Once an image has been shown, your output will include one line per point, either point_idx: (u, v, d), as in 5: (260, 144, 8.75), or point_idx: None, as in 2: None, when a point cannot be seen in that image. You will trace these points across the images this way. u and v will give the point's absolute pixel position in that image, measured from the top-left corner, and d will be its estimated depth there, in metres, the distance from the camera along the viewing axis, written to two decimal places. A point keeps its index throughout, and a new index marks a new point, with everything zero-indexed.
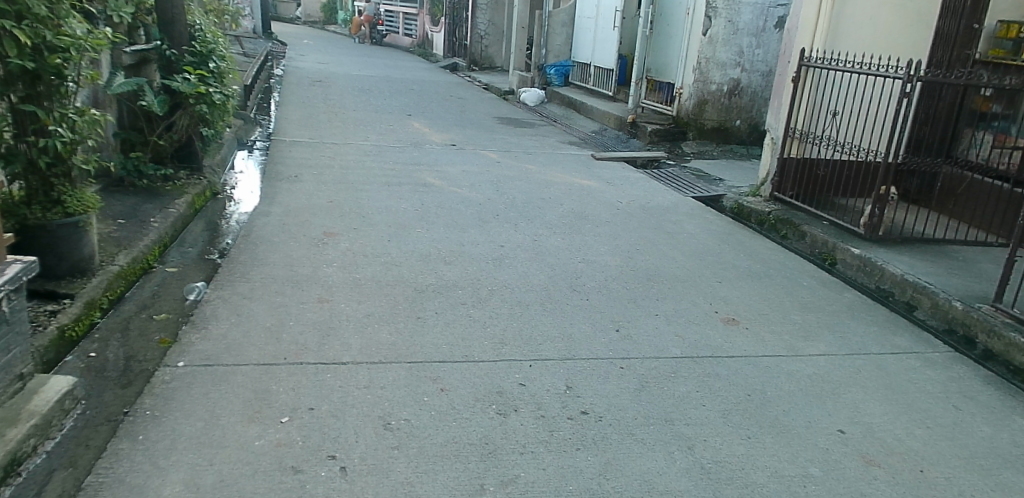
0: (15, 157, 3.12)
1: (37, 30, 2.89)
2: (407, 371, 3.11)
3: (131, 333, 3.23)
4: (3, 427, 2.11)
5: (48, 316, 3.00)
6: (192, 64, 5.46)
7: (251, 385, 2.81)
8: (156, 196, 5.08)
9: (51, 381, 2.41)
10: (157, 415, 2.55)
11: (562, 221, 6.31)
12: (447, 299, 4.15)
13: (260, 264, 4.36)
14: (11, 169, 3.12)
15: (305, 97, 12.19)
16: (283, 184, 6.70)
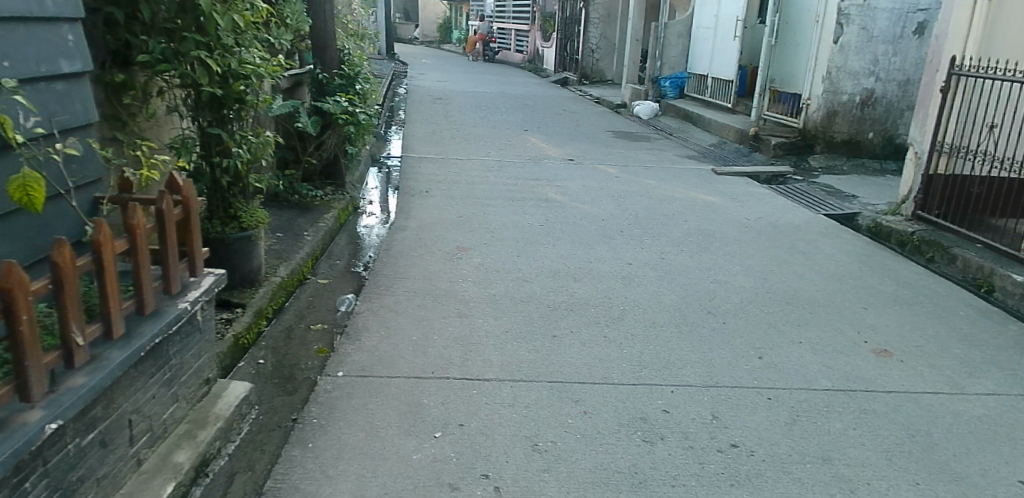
0: (202, 176, 3.55)
1: (225, 59, 3.35)
2: (549, 391, 3.12)
3: (292, 342, 3.56)
4: (195, 429, 2.46)
5: (226, 324, 3.37)
6: (342, 86, 5.82)
7: (404, 398, 3.00)
8: (308, 210, 5.44)
9: (231, 387, 2.76)
10: (323, 424, 2.82)
11: (688, 239, 6.11)
12: (581, 318, 4.10)
13: (401, 277, 4.55)
14: (202, 188, 3.56)
15: (429, 115, 12.59)
16: (414, 199, 6.95)
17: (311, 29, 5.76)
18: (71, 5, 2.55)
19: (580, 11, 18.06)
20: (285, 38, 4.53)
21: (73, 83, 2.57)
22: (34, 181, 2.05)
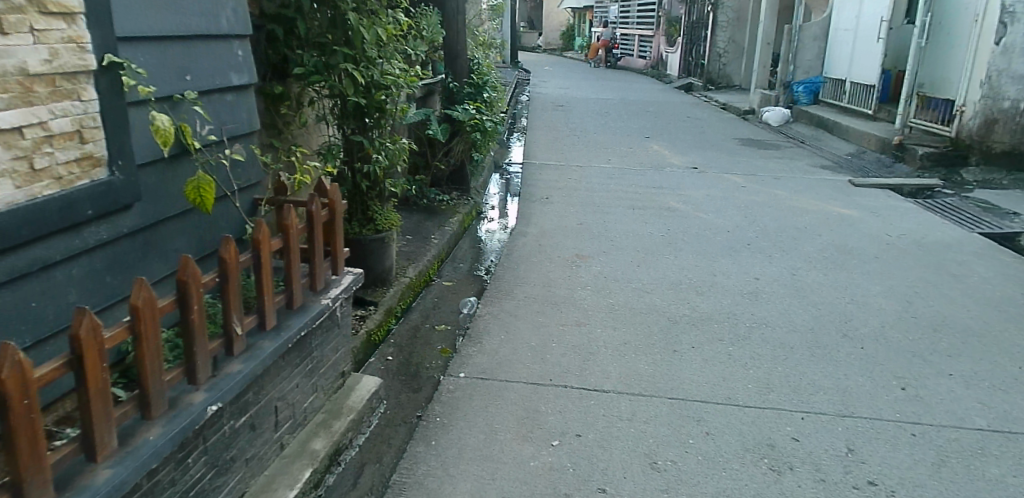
0: (345, 179, 3.92)
1: (368, 70, 3.59)
2: (669, 408, 3.06)
3: (418, 341, 3.75)
4: (330, 420, 2.65)
5: (360, 320, 3.61)
6: (470, 94, 6.06)
7: (523, 403, 3.07)
8: (434, 214, 5.66)
9: (362, 381, 2.97)
10: (445, 423, 2.95)
11: (821, 255, 5.76)
12: (703, 334, 3.97)
13: (521, 283, 4.63)
14: (344, 191, 3.95)
15: (551, 122, 12.68)
16: (535, 205, 7.02)
17: (444, 39, 6.01)
18: (240, 22, 2.84)
19: (706, 16, 17.51)
20: (421, 49, 4.71)
21: (239, 94, 2.88)
22: (205, 185, 2.31)
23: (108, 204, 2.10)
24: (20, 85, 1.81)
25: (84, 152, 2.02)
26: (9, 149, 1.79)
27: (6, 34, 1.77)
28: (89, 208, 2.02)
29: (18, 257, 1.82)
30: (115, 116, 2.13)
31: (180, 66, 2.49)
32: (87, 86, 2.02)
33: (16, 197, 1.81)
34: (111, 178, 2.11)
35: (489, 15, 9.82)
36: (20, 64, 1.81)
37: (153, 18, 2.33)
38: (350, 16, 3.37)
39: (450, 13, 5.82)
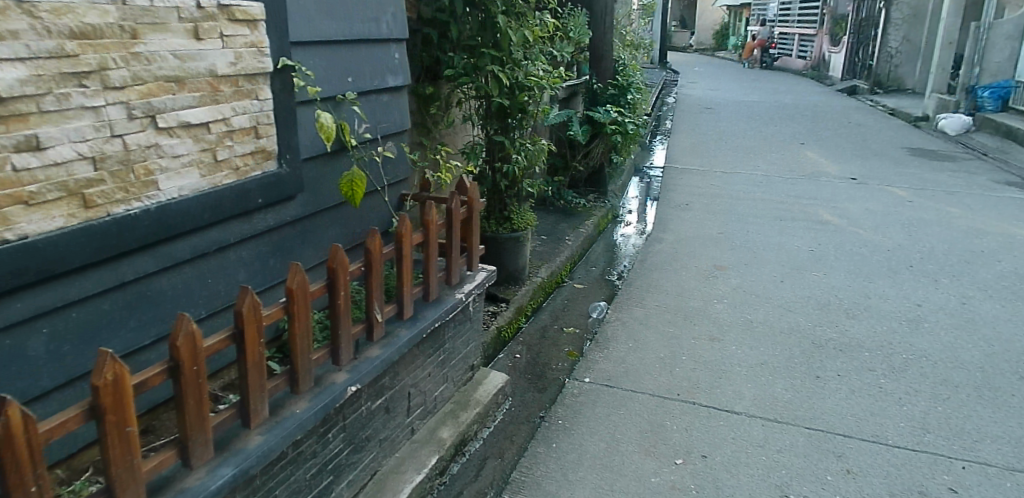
0: (485, 178, 4.09)
1: (513, 72, 3.76)
2: (807, 439, 2.88)
3: (546, 342, 3.81)
4: (458, 410, 2.84)
5: (492, 316, 3.78)
6: (613, 97, 6.01)
7: (647, 415, 3.04)
8: (570, 216, 5.71)
9: (490, 376, 3.13)
10: (567, 427, 2.97)
11: (1000, 283, 5.14)
12: (851, 361, 3.68)
13: (654, 292, 4.55)
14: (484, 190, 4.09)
15: (697, 125, 12.30)
16: (673, 211, 6.84)
17: (590, 41, 5.99)
18: (398, 27, 3.00)
19: (877, 13, 16.13)
20: (567, 50, 4.76)
21: (394, 95, 3.05)
22: (358, 179, 2.49)
23: (275, 194, 2.31)
24: (209, 86, 2.03)
25: (258, 147, 2.23)
26: (198, 142, 2.01)
27: (201, 40, 1.99)
28: (259, 198, 2.24)
29: (200, 239, 2.03)
30: (284, 114, 2.34)
31: (343, 68, 2.68)
32: (263, 87, 2.23)
33: (202, 185, 2.02)
34: (279, 171, 2.32)
35: (637, 15, 9.67)
36: (210, 67, 2.02)
37: (323, 25, 2.53)
38: (499, 20, 3.51)
39: (597, 15, 5.82)
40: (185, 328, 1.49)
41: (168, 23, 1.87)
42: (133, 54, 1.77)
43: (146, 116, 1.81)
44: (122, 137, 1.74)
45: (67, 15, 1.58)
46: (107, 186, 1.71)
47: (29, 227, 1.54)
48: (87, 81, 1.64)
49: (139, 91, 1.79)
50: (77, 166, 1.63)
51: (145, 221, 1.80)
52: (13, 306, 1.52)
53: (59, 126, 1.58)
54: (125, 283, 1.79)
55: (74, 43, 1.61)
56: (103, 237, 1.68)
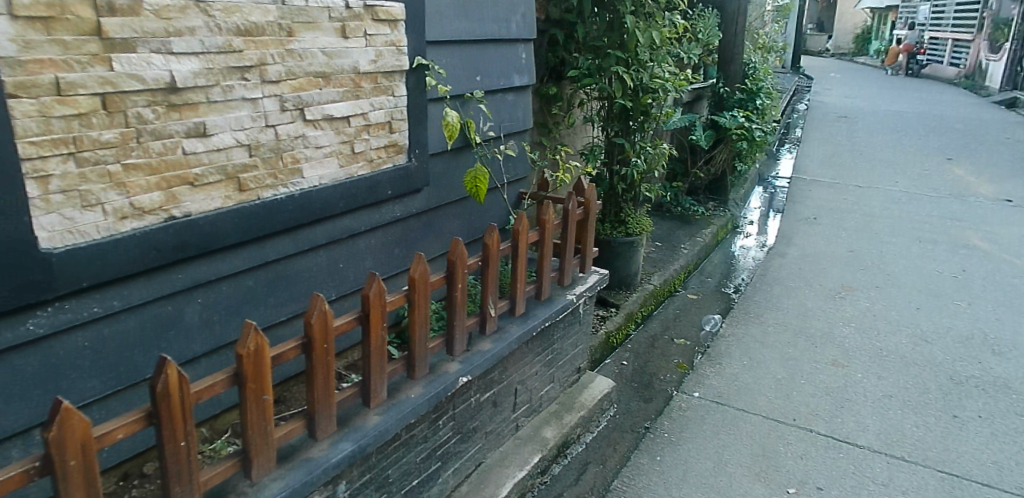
0: (603, 181, 4.11)
1: (637, 73, 3.74)
2: (938, 483, 2.66)
3: (655, 351, 3.74)
4: (563, 412, 2.85)
5: (601, 321, 3.76)
6: (740, 101, 5.84)
7: (759, 439, 2.92)
8: (687, 223, 5.58)
9: (597, 381, 3.12)
10: (674, 441, 2.91)
11: None
12: (995, 403, 3.35)
13: (774, 309, 4.36)
14: (600, 192, 4.11)
15: (830, 135, 11.60)
16: (799, 225, 6.49)
17: (720, 43, 5.82)
18: (527, 27, 3.05)
19: None
20: (693, 52, 4.68)
21: (518, 94, 3.11)
22: (481, 176, 2.55)
23: (403, 187, 2.42)
24: (352, 82, 2.15)
25: (390, 141, 2.35)
26: (338, 134, 2.14)
27: (347, 38, 2.11)
28: (388, 189, 2.35)
29: (334, 225, 2.16)
30: (417, 110, 2.45)
31: (473, 67, 2.76)
32: (399, 83, 2.34)
33: (340, 175, 2.15)
34: (408, 164, 2.42)
35: (772, 17, 9.23)
36: (353, 64, 2.14)
37: (457, 25, 2.62)
38: (628, 20, 3.47)
39: (728, 18, 5.66)
40: (318, 308, 1.59)
41: (319, 22, 2.00)
42: (288, 51, 1.90)
43: (295, 108, 1.96)
44: (273, 128, 1.89)
45: (235, 14, 1.71)
46: (259, 172, 1.85)
47: (192, 206, 1.65)
48: (249, 75, 1.78)
49: (291, 85, 1.93)
50: (235, 152, 1.77)
51: (288, 206, 1.94)
52: (175, 277, 1.63)
53: (223, 114, 1.72)
54: (268, 261, 1.92)
55: (239, 39, 1.73)
56: (253, 218, 1.82)
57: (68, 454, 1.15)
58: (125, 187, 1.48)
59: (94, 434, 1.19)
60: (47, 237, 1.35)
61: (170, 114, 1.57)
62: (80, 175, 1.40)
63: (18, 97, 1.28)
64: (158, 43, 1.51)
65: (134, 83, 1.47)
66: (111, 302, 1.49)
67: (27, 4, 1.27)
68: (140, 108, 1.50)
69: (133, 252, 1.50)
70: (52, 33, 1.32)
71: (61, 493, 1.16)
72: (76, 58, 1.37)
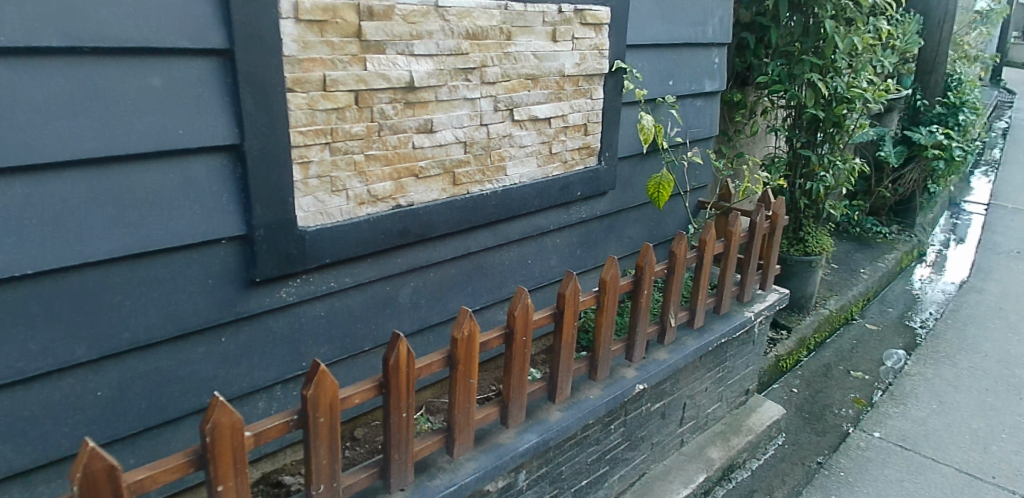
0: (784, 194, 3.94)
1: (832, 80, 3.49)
2: None
3: (829, 381, 3.51)
4: (730, 434, 2.76)
5: (771, 344, 3.60)
6: (940, 115, 5.29)
7: (949, 493, 2.66)
8: (867, 246, 5.18)
9: (766, 406, 2.98)
10: (849, 481, 2.73)
11: None
12: None
13: (970, 350, 3.92)
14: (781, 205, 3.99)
15: None
16: (1002, 259, 5.77)
17: (920, 51, 5.29)
18: (722, 30, 2.95)
19: None
20: (892, 59, 4.27)
21: (708, 99, 3.02)
22: (667, 182, 2.52)
23: (592, 189, 2.44)
24: (556, 84, 2.21)
25: (584, 143, 2.38)
26: (540, 135, 2.20)
27: (557, 41, 2.16)
28: (578, 191, 2.38)
29: (527, 222, 2.23)
30: (612, 113, 2.45)
31: (667, 72, 2.72)
32: (598, 87, 2.36)
33: (537, 174, 2.22)
34: (599, 167, 2.45)
35: (978, 24, 8.22)
36: (559, 67, 2.19)
37: (658, 29, 2.60)
38: (827, 24, 3.29)
39: (932, 25, 5.15)
40: (521, 302, 1.66)
41: (533, 26, 2.06)
42: (506, 53, 1.98)
43: (506, 109, 2.04)
44: (486, 127, 1.99)
45: (467, 18, 1.81)
46: (471, 167, 1.96)
47: (415, 196, 1.81)
48: (471, 76, 1.88)
49: (505, 86, 2.01)
50: (453, 148, 1.89)
51: (491, 201, 2.03)
52: (394, 260, 1.79)
53: (447, 113, 1.84)
54: (469, 252, 2.04)
55: (467, 43, 1.84)
56: (461, 211, 1.94)
57: (319, 413, 1.31)
58: (365, 176, 1.65)
59: (339, 396, 1.34)
60: (304, 217, 1.53)
61: (405, 111, 1.72)
62: (332, 163, 1.57)
63: (295, 92, 1.45)
64: (403, 45, 1.66)
65: (381, 82, 1.62)
66: (344, 279, 1.67)
67: (309, 9, 1.43)
68: (384, 105, 1.65)
69: (367, 236, 1.66)
70: (324, 35, 1.47)
71: (311, 444, 1.33)
72: (340, 58, 1.52)
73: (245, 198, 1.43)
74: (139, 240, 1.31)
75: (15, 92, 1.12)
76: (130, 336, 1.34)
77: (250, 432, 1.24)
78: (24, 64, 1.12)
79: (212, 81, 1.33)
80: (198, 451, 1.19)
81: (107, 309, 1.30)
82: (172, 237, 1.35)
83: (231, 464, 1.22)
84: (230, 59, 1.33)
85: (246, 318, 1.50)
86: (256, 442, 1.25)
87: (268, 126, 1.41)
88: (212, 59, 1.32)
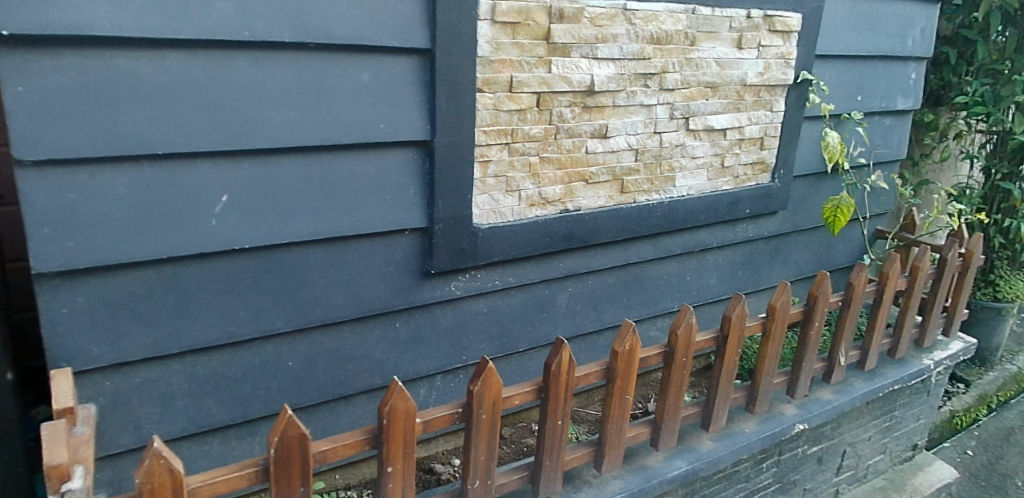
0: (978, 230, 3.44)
1: None
2: None
3: (1014, 447, 3.09)
4: (893, 492, 2.50)
5: (946, 397, 3.29)
6: None
7: None
8: None
9: (937, 465, 2.68)
10: None
11: None
12: None
13: None
14: None
15: None
16: None
17: None
18: (924, 44, 2.66)
19: None
20: None
21: (899, 118, 2.74)
22: (845, 207, 2.27)
23: (761, 207, 2.24)
24: (737, 93, 2.03)
25: (759, 158, 2.18)
26: (714, 146, 2.05)
27: (741, 48, 1.98)
28: (747, 208, 2.21)
29: (690, 237, 2.13)
30: (791, 128, 2.23)
31: (856, 86, 2.49)
32: (780, 98, 2.15)
33: (706, 187, 2.08)
34: (771, 185, 2.24)
35: None
36: (742, 75, 2.01)
37: (851, 39, 2.39)
38: None
39: None
40: (685, 321, 1.60)
41: (719, 31, 1.91)
42: (688, 59, 1.87)
43: (682, 117, 1.93)
44: (660, 134, 1.90)
45: (653, 22, 1.74)
46: (640, 176, 1.90)
47: (583, 201, 1.80)
48: (650, 82, 1.81)
49: (683, 94, 1.90)
50: (625, 155, 1.84)
51: (657, 213, 1.96)
52: (556, 265, 1.81)
53: (623, 119, 1.80)
54: (628, 263, 1.99)
55: (651, 47, 1.77)
56: (626, 220, 1.89)
57: (483, 409, 1.35)
58: (538, 178, 1.68)
59: (502, 395, 1.38)
60: (479, 214, 1.61)
61: (583, 115, 1.71)
62: (510, 164, 1.62)
63: (483, 92, 1.51)
64: (588, 49, 1.65)
65: (563, 84, 1.63)
66: (508, 278, 1.74)
67: (505, 11, 1.48)
68: (563, 108, 1.66)
69: (534, 238, 1.71)
70: (516, 37, 1.52)
71: (472, 437, 1.37)
72: (527, 59, 1.56)
73: (428, 192, 1.52)
74: (338, 226, 1.44)
75: (251, 83, 1.27)
76: (322, 313, 1.49)
77: (421, 419, 1.31)
78: (261, 58, 1.26)
79: (412, 79, 1.43)
80: (375, 431, 1.28)
81: (304, 287, 1.45)
82: (363, 225, 1.47)
83: (401, 446, 1.30)
84: (430, 59, 1.42)
85: (418, 307, 1.62)
86: (424, 429, 1.32)
87: (456, 124, 1.49)
88: (414, 58, 1.42)
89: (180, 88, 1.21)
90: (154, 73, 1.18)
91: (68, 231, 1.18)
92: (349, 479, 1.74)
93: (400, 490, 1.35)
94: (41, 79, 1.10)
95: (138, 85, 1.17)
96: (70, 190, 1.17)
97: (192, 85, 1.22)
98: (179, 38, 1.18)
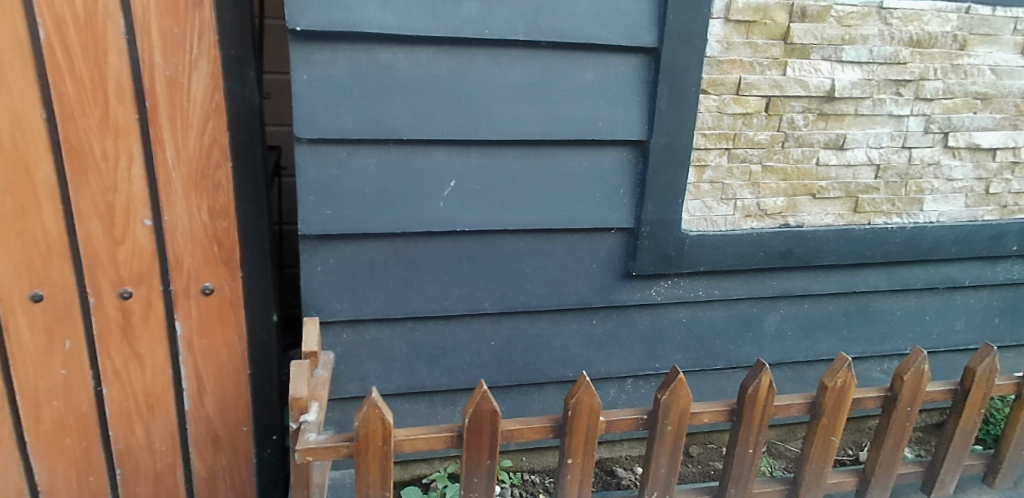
0: None
1: None
2: None
3: None
4: None
5: None
6: None
7: None
8: None
9: None
10: None
11: None
12: None
13: None
14: None
15: None
16: None
17: None
18: None
19: None
20: None
21: None
22: None
23: None
24: (1017, 108, 1.72)
25: None
26: (978, 168, 1.76)
27: None
28: (1015, 245, 1.86)
29: (937, 271, 1.86)
30: None
31: None
32: None
33: (963, 215, 1.80)
34: None
35: None
36: None
37: None
38: None
39: None
40: (914, 365, 1.41)
41: (1000, 34, 1.64)
42: (955, 66, 1.63)
43: (940, 132, 1.69)
44: (910, 150, 1.69)
45: (914, 22, 1.56)
46: (879, 195, 1.71)
47: (807, 217, 1.67)
48: (904, 89, 1.61)
49: (945, 105, 1.66)
50: (863, 171, 1.67)
51: (897, 238, 1.74)
52: (768, 283, 1.70)
53: (865, 129, 1.63)
54: (855, 291, 1.80)
55: (909, 50, 1.58)
56: (857, 243, 1.71)
57: (669, 419, 1.32)
58: (758, 188, 1.60)
59: (691, 409, 1.33)
60: (689, 220, 1.57)
61: (817, 122, 1.58)
62: (728, 170, 1.56)
63: (707, 93, 1.47)
64: (832, 50, 1.52)
65: (798, 88, 1.53)
66: (713, 290, 1.67)
67: (741, 9, 1.43)
68: (795, 113, 1.55)
69: (746, 251, 1.62)
70: (750, 37, 1.46)
71: (655, 446, 1.34)
72: (760, 60, 1.49)
73: (640, 193, 1.51)
74: (550, 219, 1.49)
75: (486, 79, 1.36)
76: (525, 300, 1.56)
77: (605, 418, 1.31)
78: (499, 55, 1.35)
79: (637, 79, 1.43)
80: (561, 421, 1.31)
81: (512, 273, 1.53)
82: (572, 220, 1.50)
83: (583, 441, 1.31)
84: (657, 59, 1.41)
85: (617, 307, 1.63)
86: (608, 428, 1.31)
87: (677, 126, 1.46)
88: (642, 57, 1.42)
89: (426, 80, 1.34)
90: (408, 66, 1.32)
91: (326, 201, 1.37)
92: (534, 464, 1.79)
93: (577, 484, 1.37)
94: (321, 69, 1.29)
95: (395, 76, 1.32)
96: (332, 166, 1.35)
97: (437, 78, 1.34)
98: (431, 35, 1.30)
